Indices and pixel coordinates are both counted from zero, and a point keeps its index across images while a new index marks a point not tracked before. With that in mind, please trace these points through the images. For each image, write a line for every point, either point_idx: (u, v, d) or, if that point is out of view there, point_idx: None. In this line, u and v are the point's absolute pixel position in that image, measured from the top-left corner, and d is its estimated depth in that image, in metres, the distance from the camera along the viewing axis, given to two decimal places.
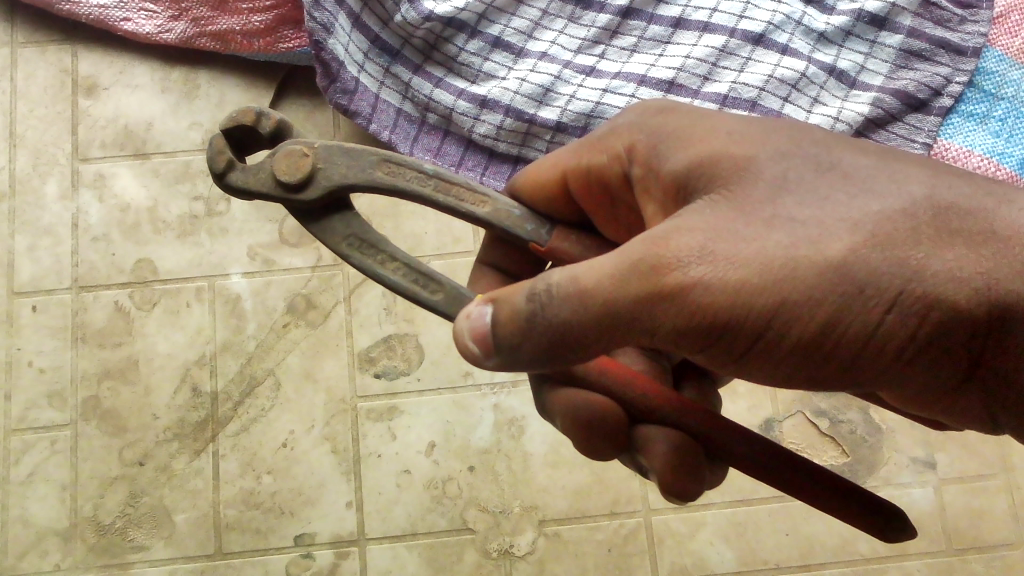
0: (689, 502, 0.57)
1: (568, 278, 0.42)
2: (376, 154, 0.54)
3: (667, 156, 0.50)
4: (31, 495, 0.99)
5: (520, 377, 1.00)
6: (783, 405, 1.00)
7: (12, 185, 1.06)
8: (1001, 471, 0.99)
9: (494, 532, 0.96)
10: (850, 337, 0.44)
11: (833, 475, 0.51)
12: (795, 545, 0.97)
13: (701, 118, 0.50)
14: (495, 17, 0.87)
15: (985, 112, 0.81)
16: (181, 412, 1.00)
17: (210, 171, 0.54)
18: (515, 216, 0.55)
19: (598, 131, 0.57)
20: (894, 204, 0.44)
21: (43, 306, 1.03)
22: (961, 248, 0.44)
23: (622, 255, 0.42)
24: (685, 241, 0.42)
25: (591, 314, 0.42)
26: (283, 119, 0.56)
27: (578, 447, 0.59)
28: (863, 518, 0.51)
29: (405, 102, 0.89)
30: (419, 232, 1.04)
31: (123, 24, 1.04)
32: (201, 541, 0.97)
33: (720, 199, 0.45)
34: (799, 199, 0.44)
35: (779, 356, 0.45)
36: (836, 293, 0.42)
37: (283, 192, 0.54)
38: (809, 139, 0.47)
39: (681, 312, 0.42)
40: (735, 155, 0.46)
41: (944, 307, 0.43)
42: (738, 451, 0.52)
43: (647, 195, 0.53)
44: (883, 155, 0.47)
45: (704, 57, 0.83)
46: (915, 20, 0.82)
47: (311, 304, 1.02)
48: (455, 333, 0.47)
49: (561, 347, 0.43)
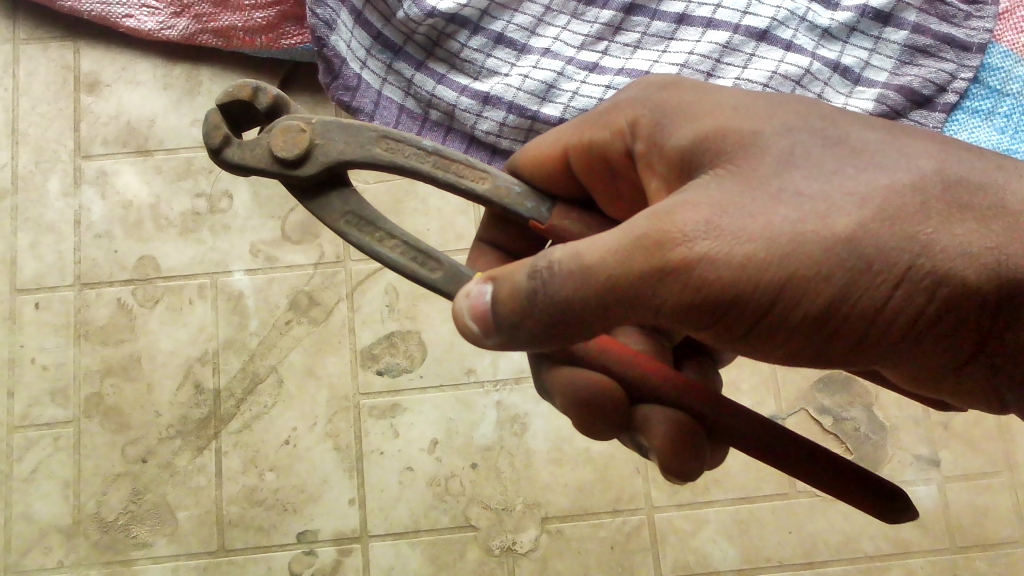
0: (689, 482, 0.57)
1: (571, 254, 0.42)
2: (374, 131, 0.54)
3: (670, 131, 0.50)
4: (34, 491, 0.99)
5: (522, 374, 1.00)
6: (785, 403, 1.00)
7: (14, 183, 1.06)
8: (1006, 468, 0.99)
9: (496, 529, 0.95)
10: (856, 313, 0.44)
11: (835, 455, 0.51)
12: (798, 544, 0.97)
13: (706, 94, 0.50)
14: (498, 13, 0.86)
15: (990, 108, 0.81)
16: (183, 409, 1.00)
17: (206, 147, 0.54)
18: (515, 193, 0.55)
19: (600, 107, 0.57)
20: (900, 178, 0.44)
21: (45, 303, 1.03)
22: (971, 223, 0.43)
23: (625, 231, 0.42)
24: (690, 216, 0.42)
25: (595, 290, 0.42)
26: (281, 95, 0.56)
27: (577, 426, 0.58)
28: (865, 497, 0.51)
29: (407, 98, 0.88)
30: (421, 228, 1.04)
31: (125, 21, 1.03)
32: (203, 537, 0.97)
33: (725, 174, 0.45)
34: (805, 173, 0.44)
35: (783, 332, 0.45)
36: (843, 269, 0.42)
37: (281, 169, 0.54)
38: (814, 114, 0.47)
39: (686, 288, 0.42)
40: (740, 130, 0.46)
41: (953, 283, 0.43)
42: (739, 431, 0.52)
43: (650, 172, 0.53)
44: (890, 130, 0.46)
45: (707, 54, 0.82)
46: (919, 16, 0.82)
47: (314, 301, 1.02)
48: (455, 312, 0.47)
49: (563, 325, 0.43)
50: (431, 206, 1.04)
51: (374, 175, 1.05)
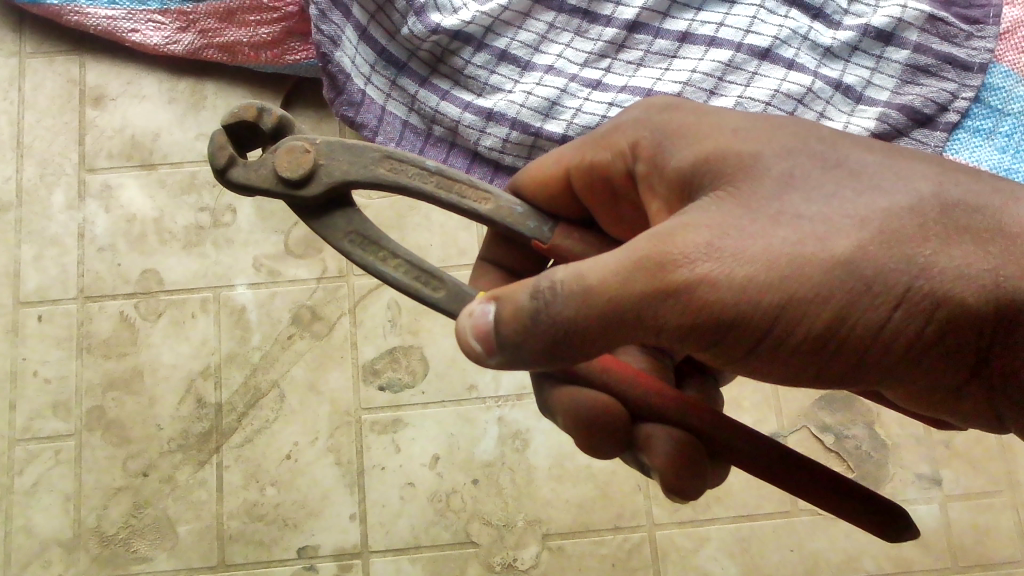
0: (691, 501, 0.56)
1: (572, 275, 0.42)
2: (378, 151, 0.54)
3: (671, 152, 0.50)
4: (34, 504, 0.99)
5: (524, 390, 1.00)
6: (787, 420, 1.00)
7: (19, 196, 1.06)
8: (1007, 488, 0.99)
9: (497, 546, 0.95)
10: (857, 334, 0.44)
11: (836, 473, 0.51)
12: (799, 562, 0.96)
13: (706, 117, 0.50)
14: (501, 30, 0.87)
15: (991, 127, 0.81)
16: (184, 422, 1.00)
17: (211, 167, 0.54)
18: (517, 213, 0.55)
19: (601, 128, 0.57)
20: (898, 200, 0.44)
21: (48, 316, 1.03)
22: (968, 245, 0.43)
23: (626, 253, 0.42)
24: (691, 239, 0.42)
25: (596, 312, 0.42)
26: (285, 115, 0.56)
27: (579, 445, 0.58)
28: (866, 516, 0.50)
29: (411, 114, 0.89)
30: (424, 243, 1.04)
31: (131, 35, 1.04)
32: (203, 552, 0.97)
33: (726, 196, 0.45)
34: (804, 195, 0.44)
35: (784, 354, 0.45)
36: (843, 290, 0.42)
37: (285, 188, 0.54)
38: (814, 137, 0.47)
39: (686, 309, 0.42)
40: (740, 152, 0.46)
41: (952, 304, 0.43)
42: (740, 449, 0.52)
43: (651, 192, 0.53)
44: (889, 152, 0.47)
45: (710, 72, 0.82)
46: (921, 36, 0.82)
47: (315, 315, 1.02)
48: (457, 331, 0.47)
49: (564, 346, 0.43)
50: (434, 221, 1.05)
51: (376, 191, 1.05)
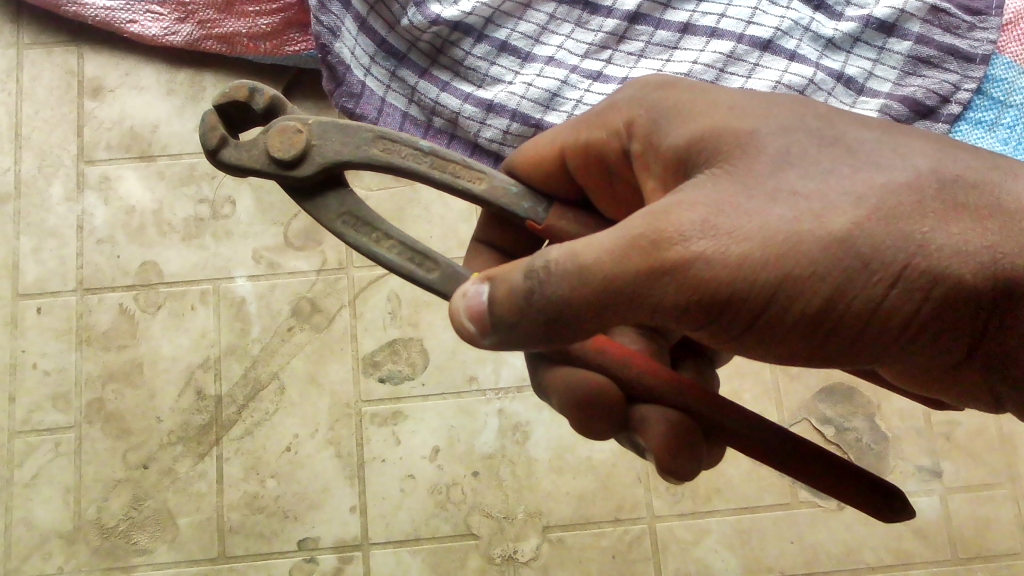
0: (685, 482, 0.56)
1: (567, 254, 0.42)
2: (371, 132, 0.54)
3: (667, 131, 0.50)
4: (35, 497, 0.99)
5: (524, 382, 1.00)
6: (788, 412, 1.00)
7: (17, 188, 1.06)
8: (1007, 480, 0.99)
9: (497, 538, 0.95)
10: (854, 313, 0.43)
11: (831, 454, 0.51)
12: (799, 554, 0.97)
13: (702, 94, 0.50)
14: (502, 21, 0.86)
15: (994, 119, 0.81)
16: (184, 414, 1.00)
17: (203, 148, 0.54)
18: (511, 194, 0.55)
19: (598, 107, 0.57)
20: (896, 177, 0.44)
21: (47, 308, 1.03)
22: (966, 222, 0.43)
23: (621, 232, 0.42)
24: (687, 216, 0.42)
25: (591, 290, 0.42)
26: (277, 96, 0.55)
27: (573, 426, 0.58)
28: (860, 497, 0.50)
29: (411, 106, 0.88)
30: (424, 236, 1.04)
31: (130, 26, 1.03)
32: (204, 543, 0.97)
33: (722, 174, 0.45)
34: (801, 172, 0.44)
35: (779, 333, 0.45)
36: (841, 269, 0.42)
37: (278, 169, 0.54)
38: (811, 114, 0.46)
39: (682, 287, 0.41)
40: (737, 130, 0.46)
41: (948, 281, 0.43)
42: (735, 429, 0.52)
43: (647, 171, 0.52)
44: (886, 129, 0.46)
45: (711, 63, 0.82)
46: (923, 27, 0.82)
47: (316, 308, 1.01)
48: (451, 312, 0.47)
49: (559, 324, 0.43)
50: (434, 213, 1.05)
51: (376, 181, 1.05)
